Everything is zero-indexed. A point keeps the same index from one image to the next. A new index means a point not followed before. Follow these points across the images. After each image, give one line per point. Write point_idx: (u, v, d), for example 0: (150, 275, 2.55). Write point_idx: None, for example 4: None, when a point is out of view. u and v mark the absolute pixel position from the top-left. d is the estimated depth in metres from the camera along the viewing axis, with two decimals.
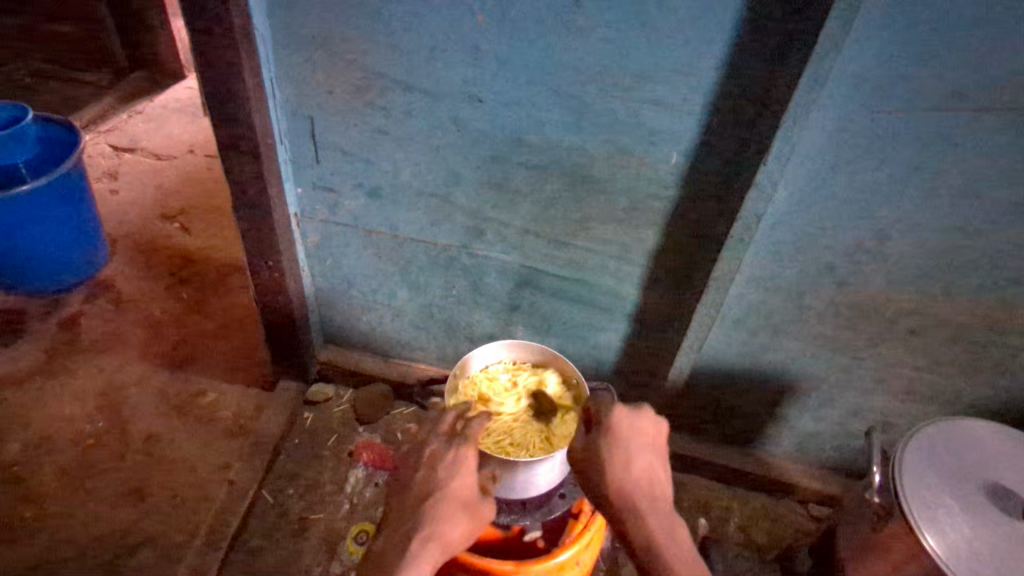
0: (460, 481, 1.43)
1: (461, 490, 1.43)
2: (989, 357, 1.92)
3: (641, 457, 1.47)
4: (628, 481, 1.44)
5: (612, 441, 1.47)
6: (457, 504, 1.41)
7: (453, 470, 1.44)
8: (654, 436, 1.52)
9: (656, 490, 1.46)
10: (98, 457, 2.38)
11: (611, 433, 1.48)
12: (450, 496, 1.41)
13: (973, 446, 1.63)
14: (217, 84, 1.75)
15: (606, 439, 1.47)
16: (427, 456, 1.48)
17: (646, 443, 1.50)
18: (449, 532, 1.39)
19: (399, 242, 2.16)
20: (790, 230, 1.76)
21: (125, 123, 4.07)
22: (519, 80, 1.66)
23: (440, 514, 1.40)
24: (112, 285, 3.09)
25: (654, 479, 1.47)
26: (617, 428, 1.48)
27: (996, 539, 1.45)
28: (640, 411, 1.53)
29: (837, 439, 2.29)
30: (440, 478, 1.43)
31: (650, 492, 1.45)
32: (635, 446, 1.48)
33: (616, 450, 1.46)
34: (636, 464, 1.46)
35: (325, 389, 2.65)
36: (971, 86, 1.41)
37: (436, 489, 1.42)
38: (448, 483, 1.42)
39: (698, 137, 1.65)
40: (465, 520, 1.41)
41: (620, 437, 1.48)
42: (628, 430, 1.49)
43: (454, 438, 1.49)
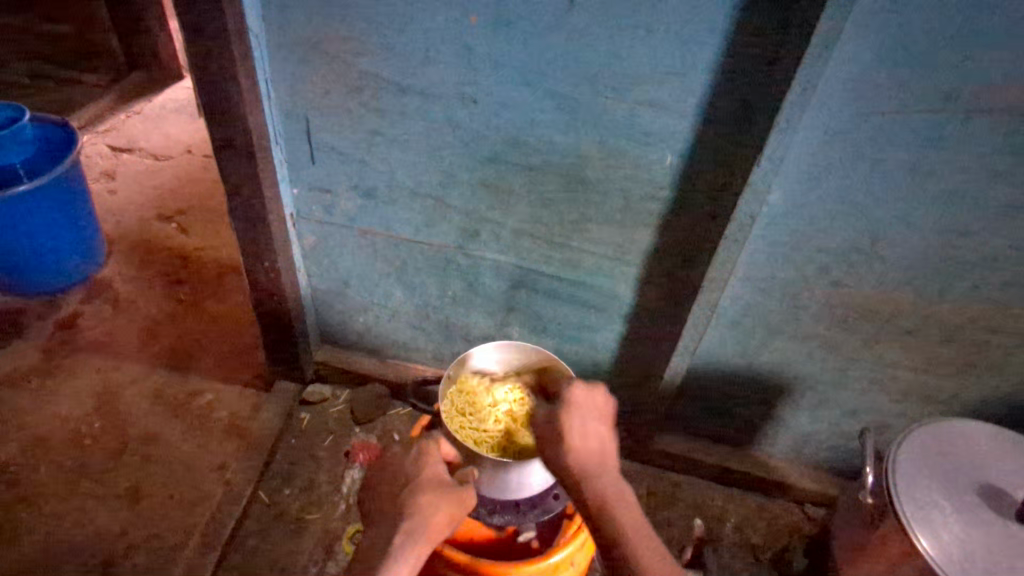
0: (430, 468, 1.50)
1: (433, 476, 1.49)
2: (985, 357, 1.91)
3: (594, 428, 1.43)
4: (587, 449, 1.40)
5: (570, 409, 1.46)
6: (434, 488, 1.46)
7: (421, 461, 1.51)
8: (603, 411, 1.49)
9: (609, 462, 1.41)
10: (95, 457, 2.38)
11: (566, 406, 1.46)
12: (422, 481, 1.47)
13: (967, 446, 1.63)
14: (212, 85, 1.76)
15: (562, 410, 1.45)
16: (392, 462, 1.55)
17: (596, 415, 1.47)
18: (431, 512, 1.42)
19: (395, 242, 2.16)
20: (784, 231, 1.77)
21: (122, 123, 4.08)
22: (513, 81, 1.66)
23: (419, 498, 1.43)
24: (109, 286, 3.09)
25: (607, 450, 1.43)
26: (571, 401, 1.47)
27: (989, 539, 1.45)
28: (593, 387, 1.51)
29: (833, 439, 2.29)
30: (417, 466, 1.51)
31: (602, 461, 1.41)
32: (590, 412, 1.46)
33: (570, 422, 1.43)
34: (590, 435, 1.42)
35: (321, 390, 2.65)
36: (963, 88, 1.42)
37: (408, 482, 1.48)
38: (419, 473, 1.49)
39: (692, 137, 1.65)
40: (446, 501, 1.44)
41: (574, 409, 1.46)
42: (582, 405, 1.47)
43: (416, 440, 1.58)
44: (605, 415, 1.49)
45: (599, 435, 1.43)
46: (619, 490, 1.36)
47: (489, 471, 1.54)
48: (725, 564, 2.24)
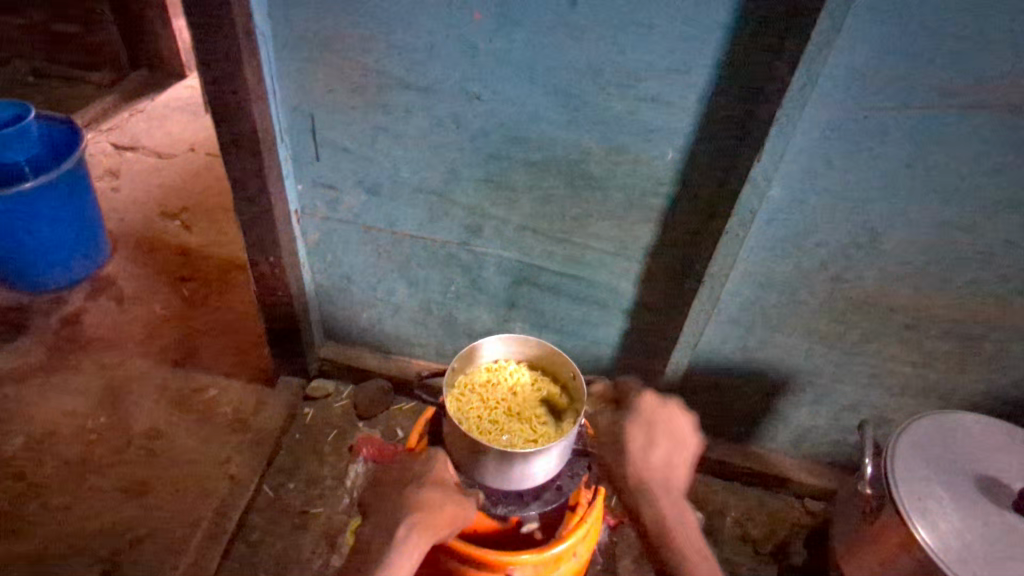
0: (439, 470, 1.54)
1: (440, 477, 1.53)
2: (982, 351, 1.93)
3: (663, 448, 1.54)
4: (650, 463, 1.51)
5: (639, 422, 1.55)
6: (440, 489, 1.50)
7: (430, 464, 1.55)
8: (676, 431, 1.57)
9: (671, 480, 1.52)
10: (100, 451, 2.40)
11: (637, 420, 1.56)
12: (430, 481, 1.51)
13: (965, 438, 1.64)
14: (219, 82, 1.77)
15: (629, 425, 1.55)
16: (401, 464, 1.58)
17: (668, 435, 1.56)
18: (436, 506, 1.46)
19: (399, 238, 2.18)
20: (784, 226, 1.79)
21: (126, 121, 4.10)
22: (515, 78, 1.68)
23: (424, 496, 1.47)
24: (114, 282, 3.11)
25: (673, 469, 1.54)
26: (643, 417, 1.57)
27: (986, 530, 1.47)
28: (669, 406, 1.60)
29: (831, 433, 2.31)
30: (424, 468, 1.55)
31: (666, 479, 1.52)
32: (659, 428, 1.55)
33: (639, 437, 1.54)
34: (656, 454, 1.53)
35: (324, 385, 2.67)
36: (960, 84, 1.44)
37: (416, 481, 1.51)
38: (428, 473, 1.53)
39: (694, 133, 1.67)
40: (450, 499, 1.49)
41: (645, 425, 1.55)
42: (655, 422, 1.56)
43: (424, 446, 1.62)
44: (678, 435, 1.57)
45: (664, 453, 1.54)
46: (672, 504, 1.49)
47: (495, 464, 1.50)
48: (726, 557, 2.26)
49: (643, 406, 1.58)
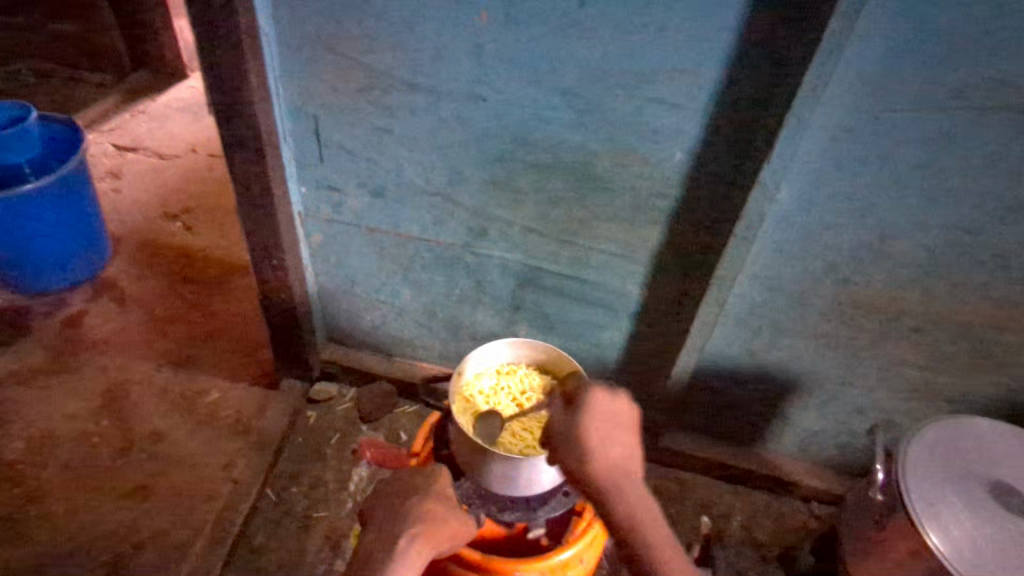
0: (441, 486, 1.53)
1: (442, 491, 1.52)
2: (992, 355, 1.92)
3: (617, 436, 1.41)
4: (611, 459, 1.38)
5: (592, 416, 1.42)
6: (441, 505, 1.48)
7: (433, 478, 1.54)
8: (626, 419, 1.45)
9: (633, 468, 1.40)
10: (101, 455, 2.39)
11: (589, 415, 1.42)
12: (432, 494, 1.50)
13: (977, 443, 1.62)
14: (222, 83, 1.76)
15: (584, 418, 1.41)
16: (404, 474, 1.56)
17: (619, 421, 1.44)
18: (436, 519, 1.45)
19: (403, 241, 2.16)
20: (793, 229, 1.77)
21: (127, 122, 4.09)
22: (521, 79, 1.66)
23: (425, 508, 1.46)
24: (115, 284, 3.10)
25: (631, 457, 1.41)
26: (590, 408, 1.43)
27: (999, 536, 1.45)
28: (613, 395, 1.47)
29: (839, 437, 2.30)
30: (427, 481, 1.53)
31: (626, 471, 1.39)
32: (610, 419, 1.43)
33: (593, 432, 1.40)
34: (611, 444, 1.40)
35: (327, 388, 2.64)
36: (973, 86, 1.42)
37: (418, 493, 1.50)
38: (430, 486, 1.51)
39: (702, 135, 1.65)
40: (450, 514, 1.48)
41: (594, 417, 1.42)
42: (605, 416, 1.43)
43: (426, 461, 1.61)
44: (627, 423, 1.45)
45: (622, 445, 1.41)
46: (636, 496, 1.37)
47: (502, 469, 1.48)
48: (732, 562, 2.25)
49: (591, 399, 1.44)
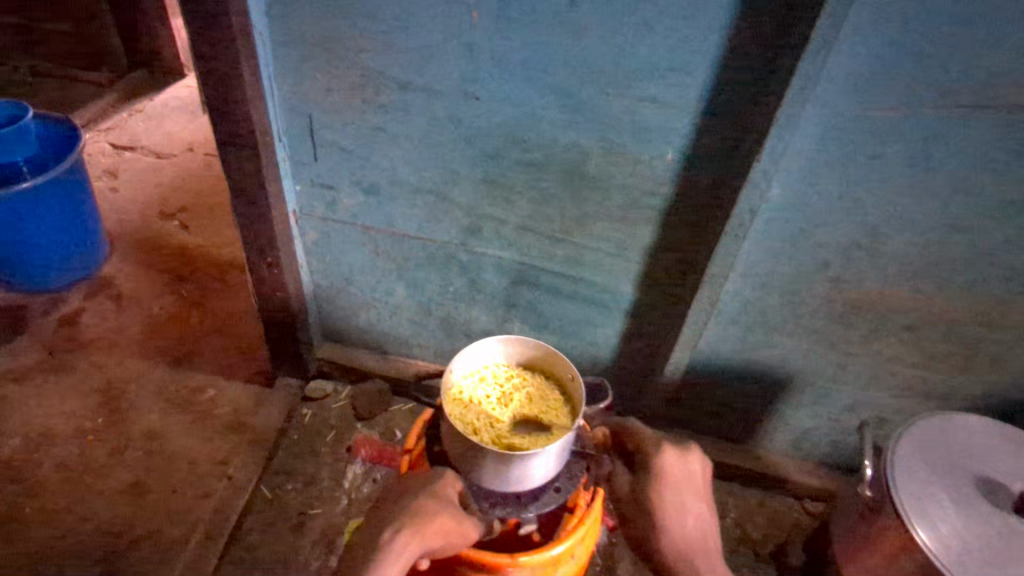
0: (443, 485, 1.49)
1: (443, 489, 1.48)
2: (983, 353, 1.93)
3: (690, 504, 1.49)
4: (675, 526, 1.47)
5: (663, 485, 1.50)
6: (438, 501, 1.44)
7: (435, 478, 1.51)
8: (701, 485, 1.52)
9: (706, 537, 1.48)
10: (97, 452, 2.40)
11: (658, 483, 1.50)
12: (431, 491, 1.46)
13: (964, 440, 1.63)
14: (217, 82, 1.77)
15: (655, 487, 1.50)
16: (410, 476, 1.55)
17: (690, 487, 1.51)
18: (429, 514, 1.40)
19: (398, 239, 2.17)
20: (784, 227, 1.78)
21: (125, 121, 4.10)
22: (514, 78, 1.67)
23: (422, 503, 1.42)
24: (112, 282, 3.11)
25: (703, 525, 1.49)
26: (663, 476, 1.51)
27: (987, 532, 1.46)
28: (689, 456, 1.54)
29: (831, 435, 2.31)
30: (429, 481, 1.50)
31: (700, 540, 1.47)
32: (683, 486, 1.51)
33: (667, 502, 1.48)
34: (685, 514, 1.48)
35: (322, 385, 2.65)
36: (961, 85, 1.43)
37: (418, 491, 1.47)
38: (431, 484, 1.49)
39: (693, 133, 1.66)
40: (446, 511, 1.43)
41: (668, 486, 1.50)
42: (677, 479, 1.51)
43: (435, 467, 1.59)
44: (703, 489, 1.53)
45: (695, 513, 1.49)
46: (706, 561, 1.45)
47: (495, 466, 1.46)
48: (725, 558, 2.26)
49: (665, 470, 1.51)
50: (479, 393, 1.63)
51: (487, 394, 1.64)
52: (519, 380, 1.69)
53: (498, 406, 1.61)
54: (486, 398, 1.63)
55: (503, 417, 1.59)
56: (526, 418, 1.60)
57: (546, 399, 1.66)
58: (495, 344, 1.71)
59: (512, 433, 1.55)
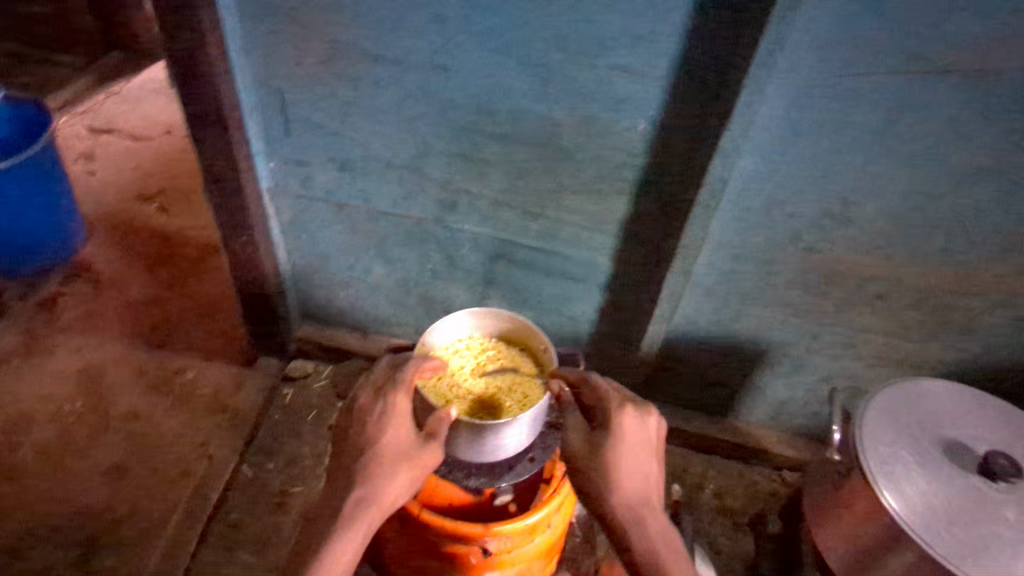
0: (393, 433, 1.44)
1: (395, 440, 1.44)
2: (954, 320, 1.95)
3: (643, 463, 1.46)
4: (629, 486, 1.43)
5: (620, 443, 1.46)
6: (392, 461, 1.42)
7: (384, 422, 1.45)
8: (653, 444, 1.50)
9: (653, 496, 1.46)
10: (77, 434, 2.39)
11: (615, 440, 1.46)
12: (382, 450, 1.43)
13: (933, 404, 1.66)
14: (184, 56, 1.74)
15: (612, 444, 1.45)
16: (357, 413, 1.48)
17: (645, 447, 1.47)
18: (386, 482, 1.42)
19: (373, 215, 2.16)
20: (756, 196, 1.78)
21: (101, 104, 4.05)
22: (483, 48, 1.66)
23: (376, 468, 1.42)
24: (91, 266, 3.08)
25: (652, 484, 1.47)
26: (620, 435, 1.46)
27: (951, 493, 1.48)
28: (647, 415, 1.50)
29: (808, 405, 2.33)
30: (377, 430, 1.44)
31: (648, 499, 1.45)
32: (637, 444, 1.47)
33: (623, 463, 1.44)
34: (638, 473, 1.45)
35: (303, 365, 2.66)
36: (927, 50, 1.43)
37: (367, 447, 1.44)
38: (380, 439, 1.44)
39: (663, 103, 1.66)
40: (403, 470, 1.42)
41: (624, 445, 1.45)
42: (634, 437, 1.47)
43: (382, 388, 1.48)
44: (654, 448, 1.50)
45: (646, 471, 1.46)
46: (655, 520, 1.43)
47: (468, 436, 1.45)
48: (704, 528, 2.29)
49: (624, 428, 1.47)
50: (452, 364, 1.64)
51: (460, 364, 1.65)
52: (492, 353, 1.69)
53: (471, 377, 1.62)
54: (457, 368, 1.63)
55: (474, 388, 1.60)
56: (497, 389, 1.60)
57: (518, 371, 1.65)
58: (468, 317, 1.70)
59: (481, 404, 1.56)
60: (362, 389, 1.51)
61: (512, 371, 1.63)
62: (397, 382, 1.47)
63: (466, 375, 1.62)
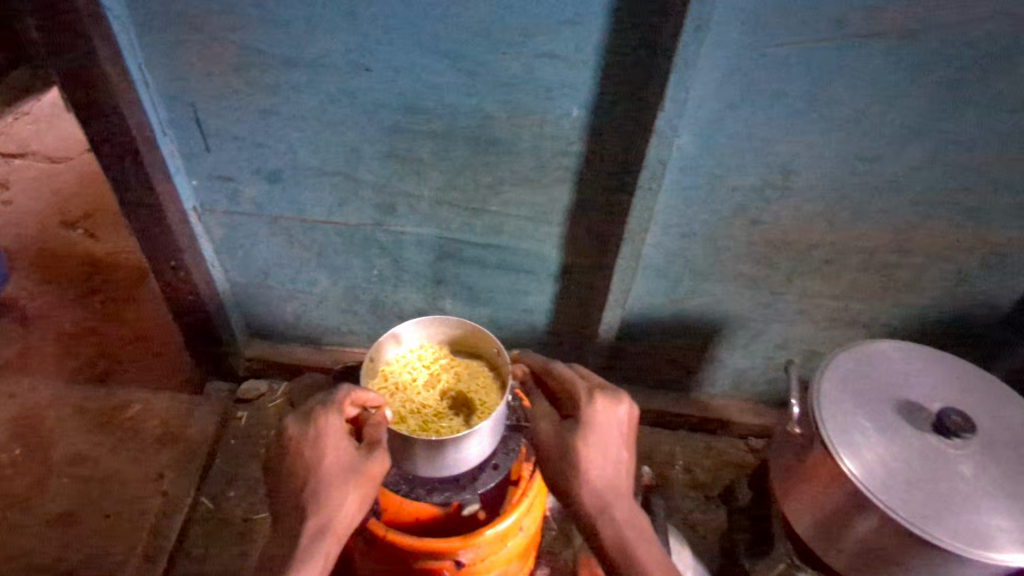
0: (332, 455, 1.36)
1: (337, 462, 1.36)
2: (899, 278, 1.98)
3: (612, 452, 1.40)
4: (598, 477, 1.38)
5: (589, 432, 1.39)
6: (339, 481, 1.34)
7: (321, 447, 1.37)
8: (626, 431, 1.43)
9: (622, 484, 1.41)
10: (18, 485, 2.26)
11: (585, 430, 1.40)
12: (325, 475, 1.35)
13: (885, 367, 1.68)
14: (78, 77, 1.61)
15: (581, 434, 1.39)
16: (289, 442, 1.39)
17: (615, 435, 1.41)
18: (337, 506, 1.34)
19: (310, 226, 2.07)
20: (697, 174, 1.76)
21: (10, 126, 3.80)
22: (403, 44, 1.57)
23: (323, 495, 1.34)
24: (16, 302, 2.90)
25: (621, 472, 1.42)
26: (589, 424, 1.40)
27: (908, 454, 1.50)
28: (620, 402, 1.42)
29: (767, 372, 2.35)
30: (314, 455, 1.36)
31: (619, 490, 1.40)
32: (608, 433, 1.40)
33: (593, 453, 1.39)
34: (606, 462, 1.40)
35: (256, 385, 2.55)
36: (853, 14, 1.40)
37: (309, 476, 1.35)
38: (320, 464, 1.36)
39: (595, 87, 1.61)
40: (352, 488, 1.34)
41: (593, 434, 1.39)
42: (605, 427, 1.40)
43: (310, 412, 1.40)
44: (627, 435, 1.44)
45: (616, 460, 1.41)
46: (626, 511, 1.38)
47: (425, 455, 1.39)
48: (676, 504, 2.31)
49: (594, 418, 1.40)
50: (404, 377, 1.58)
51: (412, 377, 1.59)
52: (445, 362, 1.64)
53: (424, 390, 1.56)
54: (411, 383, 1.57)
55: (427, 401, 1.54)
56: (452, 401, 1.55)
57: (475, 377, 1.60)
58: (420, 326, 1.63)
59: (435, 419, 1.51)
60: (291, 417, 1.41)
61: (467, 381, 1.58)
62: (325, 403, 1.39)
63: (421, 390, 1.56)
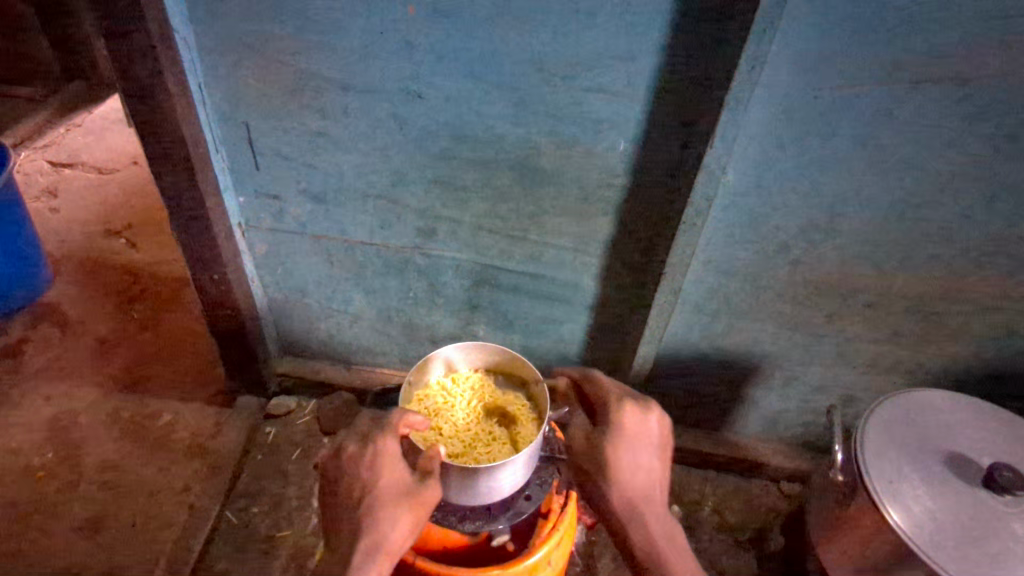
0: (387, 476, 1.34)
1: (391, 484, 1.34)
2: (944, 326, 1.93)
3: (644, 459, 1.39)
4: (629, 486, 1.37)
5: (621, 437, 1.39)
6: (393, 503, 1.31)
7: (377, 467, 1.35)
8: (658, 439, 1.42)
9: (655, 493, 1.39)
10: (49, 489, 2.28)
11: (616, 434, 1.39)
12: (379, 496, 1.32)
13: (932, 417, 1.63)
14: (141, 96, 1.66)
15: (612, 438, 1.38)
16: (345, 463, 1.38)
17: (647, 442, 1.40)
18: (390, 528, 1.30)
19: (351, 246, 2.09)
20: (741, 212, 1.75)
21: (63, 137, 3.94)
22: (455, 73, 1.60)
23: (377, 514, 1.31)
24: (57, 308, 2.96)
25: (655, 480, 1.40)
26: (619, 429, 1.39)
27: (959, 510, 1.45)
28: (649, 410, 1.42)
29: (803, 416, 2.31)
30: (370, 475, 1.35)
31: (649, 496, 1.38)
32: (640, 438, 1.40)
33: (623, 459, 1.37)
34: (639, 469, 1.38)
35: (286, 402, 2.56)
36: (907, 60, 1.40)
37: (365, 493, 1.34)
38: (376, 484, 1.33)
39: (643, 123, 1.62)
40: (405, 512, 1.31)
41: (624, 440, 1.39)
42: (636, 433, 1.40)
43: (369, 435, 1.38)
44: (660, 444, 1.43)
45: (646, 468, 1.39)
46: (659, 520, 1.37)
47: (462, 482, 1.37)
48: (705, 547, 2.24)
49: (623, 422, 1.40)
50: (439, 401, 1.58)
51: (447, 402, 1.58)
52: (483, 390, 1.62)
53: (457, 416, 1.55)
54: (444, 407, 1.56)
55: (459, 428, 1.53)
56: (484, 432, 1.53)
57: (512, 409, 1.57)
58: (462, 350, 1.63)
59: (464, 448, 1.48)
60: (348, 437, 1.41)
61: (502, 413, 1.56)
62: (381, 427, 1.38)
63: (455, 415, 1.56)
